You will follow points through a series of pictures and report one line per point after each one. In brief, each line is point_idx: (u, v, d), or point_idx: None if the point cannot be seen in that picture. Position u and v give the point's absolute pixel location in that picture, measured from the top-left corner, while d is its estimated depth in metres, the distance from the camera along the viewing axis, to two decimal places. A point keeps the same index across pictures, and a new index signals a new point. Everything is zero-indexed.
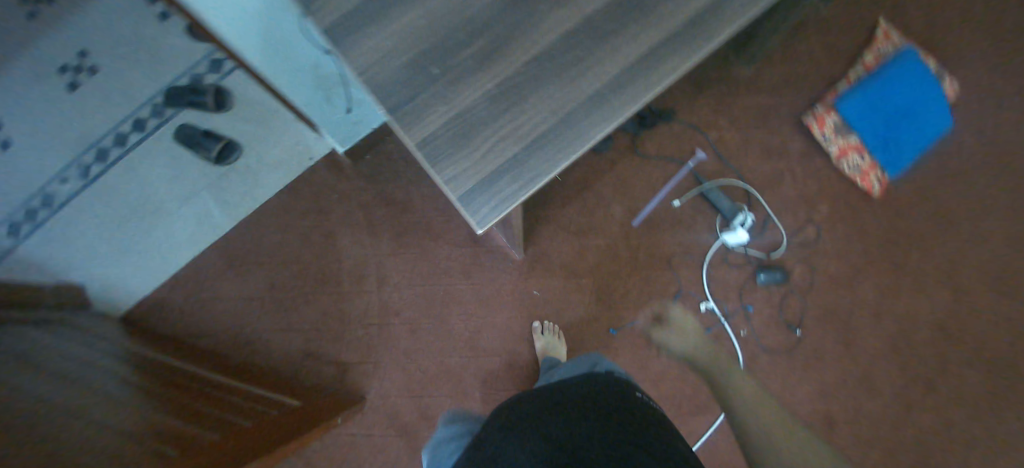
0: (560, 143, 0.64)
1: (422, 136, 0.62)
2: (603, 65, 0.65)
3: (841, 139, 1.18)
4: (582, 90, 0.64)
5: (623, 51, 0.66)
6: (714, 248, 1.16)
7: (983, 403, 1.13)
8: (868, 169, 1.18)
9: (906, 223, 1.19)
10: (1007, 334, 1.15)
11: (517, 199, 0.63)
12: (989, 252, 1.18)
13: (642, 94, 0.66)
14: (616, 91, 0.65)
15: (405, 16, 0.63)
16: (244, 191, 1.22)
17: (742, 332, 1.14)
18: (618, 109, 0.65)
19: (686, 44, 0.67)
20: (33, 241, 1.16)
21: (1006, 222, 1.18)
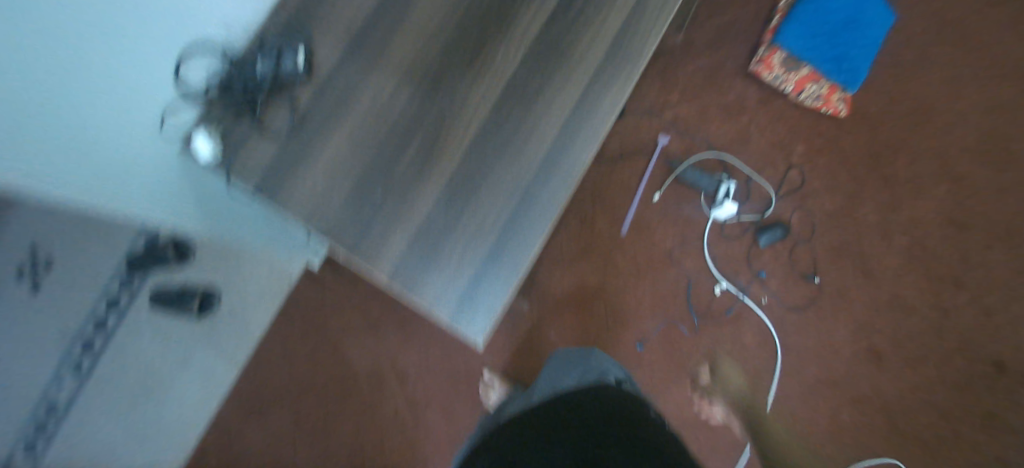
0: (524, 226, 0.64)
1: (391, 270, 0.63)
2: (542, 129, 0.65)
3: (793, 74, 1.12)
4: (527, 166, 0.65)
5: (557, 107, 0.66)
6: (708, 227, 1.14)
7: (1013, 279, 1.11)
8: (828, 95, 1.12)
9: (882, 134, 1.15)
10: (1013, 205, 1.13)
11: (504, 296, 0.64)
12: (971, 132, 1.15)
13: (591, 144, 0.66)
14: (560, 155, 0.65)
15: (331, 149, 0.65)
16: (229, 333, 1.17)
17: (763, 299, 1.11)
18: (569, 171, 0.65)
19: (615, 76, 0.67)
20: (57, 447, 1.03)
21: (977, 96, 1.16)
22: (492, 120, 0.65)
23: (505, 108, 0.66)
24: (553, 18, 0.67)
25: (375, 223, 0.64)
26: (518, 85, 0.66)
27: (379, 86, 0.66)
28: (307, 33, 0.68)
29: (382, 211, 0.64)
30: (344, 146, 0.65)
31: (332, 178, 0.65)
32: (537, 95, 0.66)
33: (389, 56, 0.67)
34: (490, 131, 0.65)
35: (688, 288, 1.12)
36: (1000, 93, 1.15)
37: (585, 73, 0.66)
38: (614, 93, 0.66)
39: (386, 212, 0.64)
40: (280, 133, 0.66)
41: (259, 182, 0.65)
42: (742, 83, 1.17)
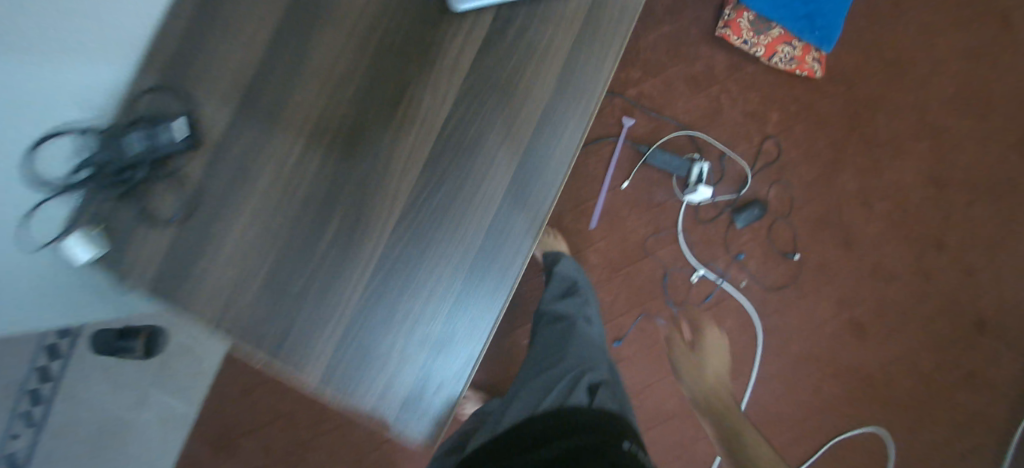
0: (472, 308, 0.56)
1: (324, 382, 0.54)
2: (482, 191, 0.55)
3: (764, 37, 1.01)
4: (469, 237, 0.55)
5: (498, 160, 0.55)
6: (682, 212, 1.05)
7: (997, 236, 1.04)
8: (801, 55, 1.02)
9: (861, 90, 1.05)
10: (997, 154, 1.04)
11: (458, 392, 0.56)
12: (954, 78, 1.05)
13: (541, 202, 0.56)
14: (507, 219, 0.56)
15: (234, 232, 0.55)
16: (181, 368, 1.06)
17: (742, 283, 1.04)
18: (518, 238, 0.56)
19: (566, 114, 0.55)
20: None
21: (960, 40, 1.05)
22: (421, 187, 0.54)
23: (439, 170, 0.55)
24: (486, 45, 0.54)
25: (298, 326, 0.54)
26: (449, 139, 0.54)
27: (283, 154, 0.55)
28: (189, 95, 0.56)
29: (305, 311, 0.55)
30: (249, 229, 0.55)
31: (241, 271, 0.55)
32: (474, 149, 0.55)
33: (291, 113, 0.55)
34: (420, 201, 0.55)
35: (664, 280, 1.05)
36: (981, 34, 1.05)
37: (531, 113, 0.55)
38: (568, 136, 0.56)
39: (307, 310, 0.54)
40: (173, 220, 0.56)
41: (158, 280, 0.56)
42: (708, 49, 1.06)
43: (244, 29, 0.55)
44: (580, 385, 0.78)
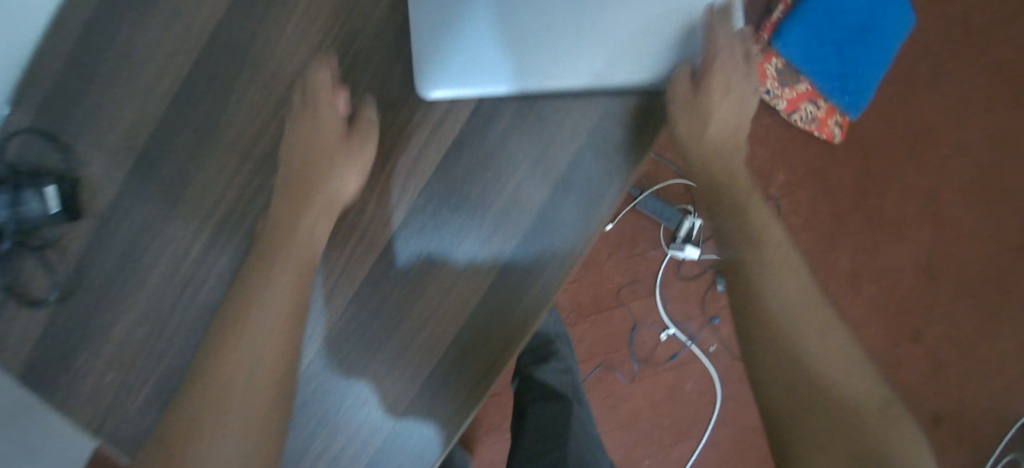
0: (453, 396, 0.44)
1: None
2: (460, 278, 0.44)
3: (787, 90, 0.89)
4: (462, 307, 0.44)
5: (485, 243, 0.44)
6: (664, 265, 0.96)
7: (976, 336, 0.98)
8: (825, 117, 0.92)
9: (874, 163, 0.96)
10: (998, 250, 0.98)
11: None
12: (970, 164, 0.97)
13: (528, 312, 0.44)
14: (516, 284, 0.44)
15: (123, 325, 0.46)
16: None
17: (711, 348, 0.98)
18: (491, 352, 0.44)
19: (576, 200, 0.44)
20: None
21: (987, 123, 0.96)
22: (407, 232, 0.44)
23: (437, 217, 0.44)
24: (460, 138, 0.44)
25: (224, 417, 0.37)
26: (453, 181, 0.44)
27: (182, 244, 0.45)
28: (70, 149, 0.44)
29: (238, 392, 0.38)
30: (142, 326, 0.46)
31: (127, 375, 0.46)
32: (487, 194, 0.44)
33: (195, 196, 0.44)
34: (413, 246, 0.44)
35: (632, 333, 0.97)
36: (1011, 120, 0.97)
37: (556, 162, 0.44)
38: (601, 194, 0.44)
39: (238, 393, 0.38)
40: (49, 301, 0.45)
41: (26, 370, 0.46)
42: None
43: (159, 79, 0.44)
44: None
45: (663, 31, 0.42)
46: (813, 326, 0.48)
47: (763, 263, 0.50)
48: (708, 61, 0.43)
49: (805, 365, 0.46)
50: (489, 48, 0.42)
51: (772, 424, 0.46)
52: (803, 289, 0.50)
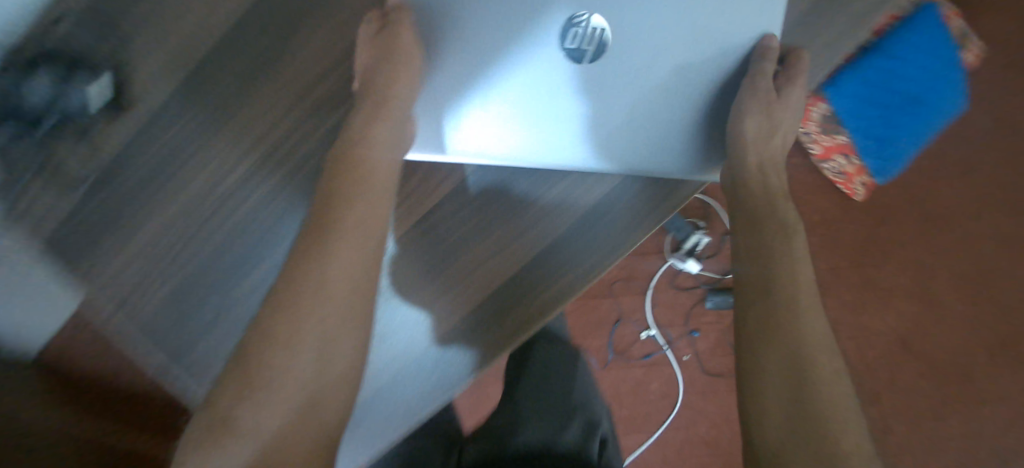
0: (474, 351, 0.51)
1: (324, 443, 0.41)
2: (513, 242, 0.52)
3: (826, 138, 0.93)
4: (501, 277, 0.52)
5: (538, 219, 0.52)
6: (661, 270, 1.00)
7: (931, 412, 1.02)
8: (852, 173, 0.96)
9: (884, 229, 1.00)
10: (971, 341, 1.02)
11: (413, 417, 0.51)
12: (966, 262, 1.01)
13: (566, 282, 0.52)
14: (540, 278, 0.52)
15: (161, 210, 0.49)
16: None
17: (684, 356, 1.02)
18: (532, 308, 0.52)
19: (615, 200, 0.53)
20: None
21: (993, 225, 1.01)
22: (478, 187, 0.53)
23: (487, 197, 0.52)
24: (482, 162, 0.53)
25: (302, 336, 0.42)
26: (497, 183, 0.53)
27: (232, 154, 0.49)
28: (159, 41, 0.48)
29: (318, 320, 0.42)
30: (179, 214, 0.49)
31: (149, 260, 0.49)
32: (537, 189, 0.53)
33: (250, 112, 0.49)
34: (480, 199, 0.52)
35: (614, 325, 1.00)
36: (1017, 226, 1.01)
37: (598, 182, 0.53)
38: (629, 229, 0.53)
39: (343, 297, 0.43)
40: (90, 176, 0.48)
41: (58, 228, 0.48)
42: None
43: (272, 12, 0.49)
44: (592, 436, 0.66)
45: (655, 125, 0.51)
46: (829, 371, 0.46)
47: (794, 297, 0.48)
48: (692, 157, 0.53)
49: (820, 416, 0.44)
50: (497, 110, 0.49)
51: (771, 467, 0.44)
52: (825, 331, 0.48)
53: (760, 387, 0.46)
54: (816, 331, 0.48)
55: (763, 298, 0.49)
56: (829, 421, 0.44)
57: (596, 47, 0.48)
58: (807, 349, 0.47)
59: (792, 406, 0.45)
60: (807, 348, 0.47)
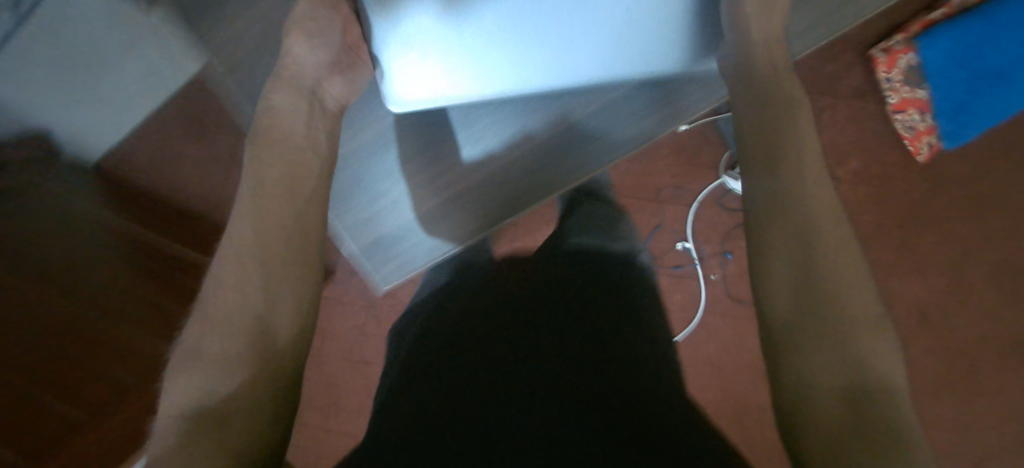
0: (465, 228, 0.84)
1: (293, 270, 0.58)
2: (512, 162, 0.82)
3: (906, 89, 0.93)
4: (518, 176, 0.82)
5: (532, 142, 0.81)
6: (710, 187, 1.06)
7: (932, 392, 1.02)
8: (921, 132, 0.94)
9: (935, 199, 1.00)
10: (992, 332, 1.01)
11: (417, 256, 0.84)
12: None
13: (574, 170, 0.83)
14: (569, 157, 0.83)
15: None
16: (183, 49, 1.11)
17: (712, 275, 1.08)
18: (548, 185, 0.83)
19: (596, 130, 0.82)
20: (74, 116, 1.09)
21: None
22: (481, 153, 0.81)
23: (478, 154, 0.81)
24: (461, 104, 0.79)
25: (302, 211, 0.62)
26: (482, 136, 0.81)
27: None
28: None
29: (284, 165, 0.63)
30: None
31: None
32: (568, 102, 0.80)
33: None
34: (485, 145, 0.81)
35: (653, 230, 1.07)
36: None
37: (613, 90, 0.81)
38: (625, 140, 0.83)
39: (280, 175, 0.62)
40: None
41: None
42: (849, 61, 0.97)
43: None
44: (637, 257, 0.84)
45: (614, 33, 0.70)
46: (846, 275, 0.49)
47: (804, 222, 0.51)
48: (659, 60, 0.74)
49: (834, 320, 0.47)
50: (491, 27, 0.68)
51: (780, 340, 0.48)
52: (841, 236, 0.51)
53: (770, 272, 0.51)
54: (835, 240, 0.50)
55: (782, 233, 0.52)
56: (836, 299, 0.48)
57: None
58: (823, 260, 0.49)
59: (798, 281, 0.49)
60: (819, 256, 0.49)
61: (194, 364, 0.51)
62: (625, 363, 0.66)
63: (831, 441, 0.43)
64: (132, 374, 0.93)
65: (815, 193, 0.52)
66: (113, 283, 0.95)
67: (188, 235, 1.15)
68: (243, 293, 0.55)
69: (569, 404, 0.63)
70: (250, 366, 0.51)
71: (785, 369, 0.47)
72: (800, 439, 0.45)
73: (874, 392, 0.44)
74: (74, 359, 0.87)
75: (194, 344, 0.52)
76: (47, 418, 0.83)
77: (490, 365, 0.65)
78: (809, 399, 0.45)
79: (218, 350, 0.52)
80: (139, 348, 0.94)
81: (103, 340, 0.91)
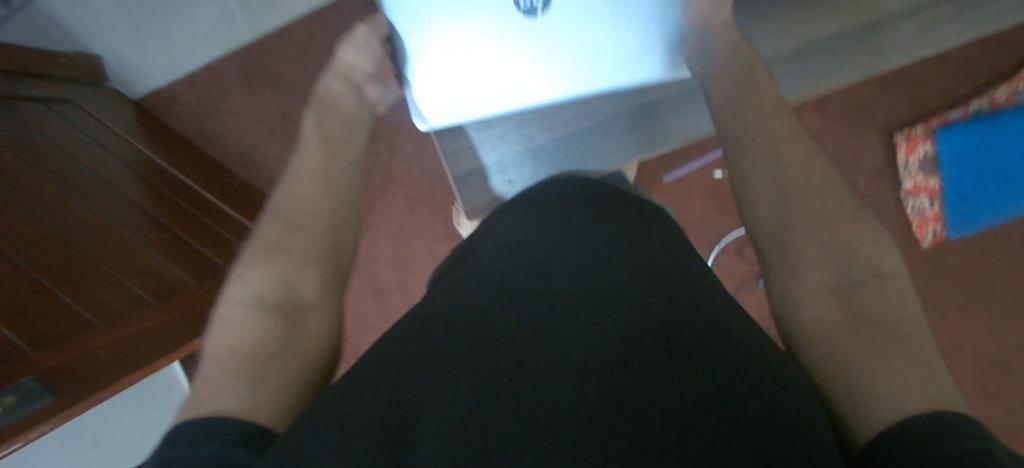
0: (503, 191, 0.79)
1: (353, 200, 0.69)
2: (522, 160, 0.78)
3: (920, 175, 1.05)
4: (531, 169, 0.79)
5: (545, 133, 0.78)
6: (733, 235, 1.16)
7: None
8: (929, 218, 1.06)
9: (929, 285, 1.10)
10: None
11: (502, 187, 0.79)
12: (1010, 334, 1.11)
13: (591, 159, 0.80)
14: (581, 158, 0.80)
15: None
16: (268, 13, 1.14)
17: None
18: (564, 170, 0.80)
19: (612, 125, 0.79)
20: (127, 48, 1.11)
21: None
22: (490, 154, 0.78)
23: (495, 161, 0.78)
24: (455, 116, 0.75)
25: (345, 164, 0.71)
26: (489, 138, 0.77)
27: None
28: None
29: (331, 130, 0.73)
30: None
31: None
32: (576, 121, 0.77)
33: None
34: (493, 147, 0.77)
35: None
36: None
37: (619, 105, 0.77)
38: (642, 131, 0.80)
39: (338, 138, 0.72)
40: None
41: None
42: (872, 141, 1.08)
43: None
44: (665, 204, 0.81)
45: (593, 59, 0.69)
46: (826, 193, 0.59)
47: (804, 174, 0.60)
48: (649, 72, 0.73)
49: (829, 232, 0.57)
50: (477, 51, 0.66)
51: (772, 263, 0.59)
52: (820, 170, 0.60)
53: (756, 208, 0.61)
54: (803, 172, 0.60)
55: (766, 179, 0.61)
56: (823, 219, 0.57)
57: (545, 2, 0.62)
58: (803, 186, 0.59)
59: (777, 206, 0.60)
60: (791, 181, 0.60)
61: (274, 257, 0.59)
62: (658, 323, 0.51)
63: (821, 327, 0.52)
64: (151, 291, 0.82)
65: (773, 133, 0.63)
66: (134, 211, 0.91)
67: (225, 190, 1.14)
68: (315, 212, 0.65)
69: (616, 323, 0.51)
70: (324, 276, 0.61)
71: (779, 287, 0.57)
72: (803, 337, 0.53)
73: (863, 282, 0.53)
74: (88, 268, 0.77)
75: (275, 239, 0.61)
76: (58, 312, 0.70)
77: (506, 289, 0.57)
78: (803, 302, 0.54)
79: (301, 250, 0.61)
80: (163, 275, 0.85)
81: (124, 255, 0.83)
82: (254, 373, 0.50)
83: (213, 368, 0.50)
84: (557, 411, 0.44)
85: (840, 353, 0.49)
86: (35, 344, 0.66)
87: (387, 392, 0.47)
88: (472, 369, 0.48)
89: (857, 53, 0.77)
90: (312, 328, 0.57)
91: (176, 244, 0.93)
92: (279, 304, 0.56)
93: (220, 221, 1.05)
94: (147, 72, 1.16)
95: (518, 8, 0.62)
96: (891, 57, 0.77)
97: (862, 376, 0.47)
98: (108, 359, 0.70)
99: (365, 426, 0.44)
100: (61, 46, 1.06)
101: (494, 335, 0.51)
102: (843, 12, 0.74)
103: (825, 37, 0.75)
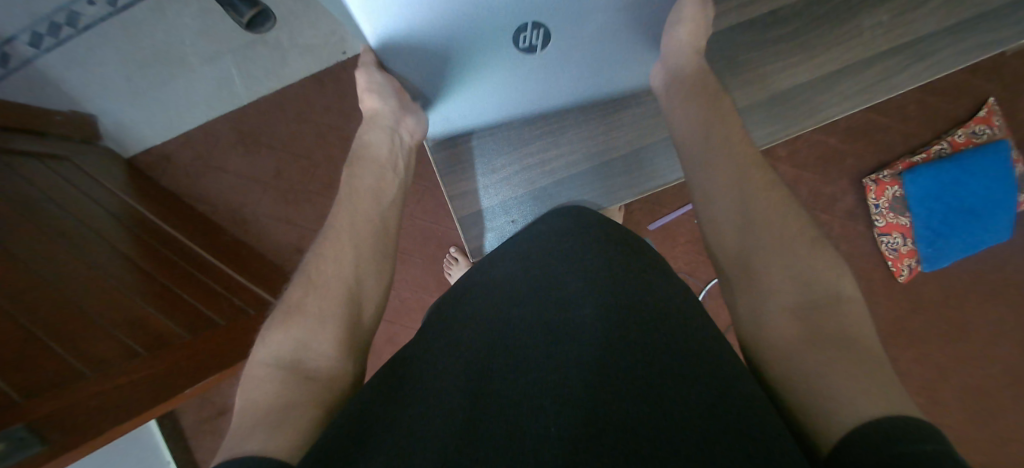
0: (503, 233, 0.81)
1: (378, 253, 0.68)
2: (523, 199, 0.81)
3: (891, 214, 1.11)
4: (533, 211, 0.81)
5: (543, 173, 0.80)
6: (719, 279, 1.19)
7: None
8: (904, 254, 1.12)
9: (910, 322, 1.14)
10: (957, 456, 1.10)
11: (505, 226, 0.81)
12: (988, 369, 1.13)
13: (587, 196, 0.81)
14: (576, 196, 0.81)
15: None
16: (265, 75, 1.18)
17: None
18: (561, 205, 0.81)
19: (605, 165, 0.81)
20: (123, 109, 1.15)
21: (1006, 357, 1.13)
22: (490, 196, 0.80)
23: (495, 204, 0.80)
24: (459, 159, 0.79)
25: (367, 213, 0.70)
26: (488, 180, 0.80)
27: None
28: None
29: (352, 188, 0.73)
30: None
31: None
32: (568, 160, 0.80)
33: None
34: (493, 190, 0.80)
35: None
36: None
37: (610, 147, 0.80)
38: (632, 172, 0.81)
39: (364, 189, 0.73)
40: None
41: None
42: (844, 186, 1.15)
43: None
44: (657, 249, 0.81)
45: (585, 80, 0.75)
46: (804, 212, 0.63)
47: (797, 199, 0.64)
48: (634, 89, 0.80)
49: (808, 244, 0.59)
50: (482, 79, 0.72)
51: (737, 282, 0.61)
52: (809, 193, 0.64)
53: (722, 234, 0.64)
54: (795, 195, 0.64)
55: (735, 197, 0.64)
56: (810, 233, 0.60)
57: (543, 39, 0.70)
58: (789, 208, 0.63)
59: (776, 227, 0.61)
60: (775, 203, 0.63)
61: (294, 318, 0.59)
62: (672, 346, 0.49)
63: (788, 336, 0.53)
64: (143, 342, 0.79)
65: (737, 163, 0.66)
66: (122, 261, 0.90)
67: (214, 244, 1.13)
68: (336, 269, 0.64)
69: (613, 336, 0.50)
70: (343, 332, 0.59)
71: (743, 306, 0.59)
72: (766, 348, 0.55)
73: (827, 300, 0.55)
74: (79, 319, 0.75)
75: (298, 300, 0.61)
76: (48, 360, 0.68)
77: (505, 304, 0.55)
78: (768, 320, 0.56)
79: (318, 310, 0.60)
80: (155, 326, 0.83)
81: (115, 305, 0.81)
82: (272, 424, 0.49)
83: (239, 423, 0.50)
84: (541, 431, 0.43)
85: (805, 364, 0.51)
86: (22, 392, 0.64)
87: (358, 421, 0.46)
88: (462, 390, 0.47)
89: (842, 91, 0.82)
90: (326, 380, 0.55)
91: (169, 297, 0.90)
92: (294, 364, 0.55)
93: (215, 276, 1.04)
94: (142, 133, 1.19)
95: (519, 46, 0.69)
96: (872, 94, 0.83)
97: (828, 386, 0.48)
98: (99, 409, 0.69)
99: (330, 454, 0.43)
100: (58, 106, 1.09)
101: (483, 355, 0.50)
102: (815, 59, 0.81)
103: (807, 82, 0.81)
